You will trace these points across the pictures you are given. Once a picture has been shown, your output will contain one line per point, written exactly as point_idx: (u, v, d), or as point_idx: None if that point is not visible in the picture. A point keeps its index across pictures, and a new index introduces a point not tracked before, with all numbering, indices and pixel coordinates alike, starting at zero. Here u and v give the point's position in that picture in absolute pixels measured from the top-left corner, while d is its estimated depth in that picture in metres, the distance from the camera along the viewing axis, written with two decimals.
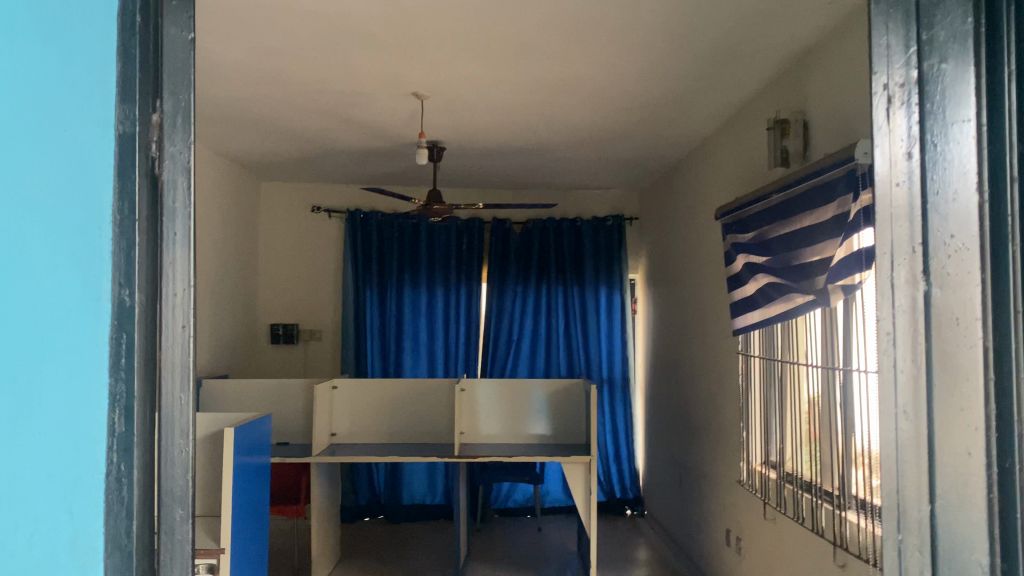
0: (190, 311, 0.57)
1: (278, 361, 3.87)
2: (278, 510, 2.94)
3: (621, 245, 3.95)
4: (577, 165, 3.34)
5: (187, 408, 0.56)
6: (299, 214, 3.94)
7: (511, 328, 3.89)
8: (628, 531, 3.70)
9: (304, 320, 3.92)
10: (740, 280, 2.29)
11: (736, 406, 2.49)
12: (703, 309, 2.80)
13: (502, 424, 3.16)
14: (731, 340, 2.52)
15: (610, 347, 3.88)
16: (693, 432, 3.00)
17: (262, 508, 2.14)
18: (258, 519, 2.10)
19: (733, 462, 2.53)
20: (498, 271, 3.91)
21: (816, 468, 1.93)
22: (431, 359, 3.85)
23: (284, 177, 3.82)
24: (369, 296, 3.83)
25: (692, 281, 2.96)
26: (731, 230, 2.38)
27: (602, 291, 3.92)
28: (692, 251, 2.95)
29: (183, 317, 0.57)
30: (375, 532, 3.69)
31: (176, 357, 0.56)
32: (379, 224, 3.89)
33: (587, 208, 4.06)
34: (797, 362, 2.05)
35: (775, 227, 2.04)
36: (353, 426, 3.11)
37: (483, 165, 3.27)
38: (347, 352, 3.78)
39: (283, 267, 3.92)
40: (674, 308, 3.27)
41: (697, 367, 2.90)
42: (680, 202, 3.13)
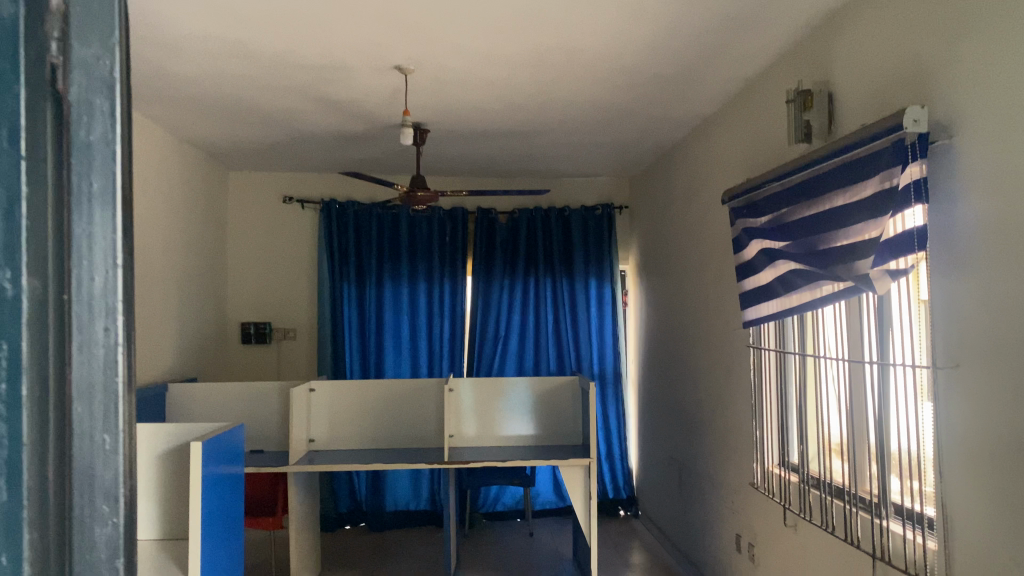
0: (116, 306, 0.37)
1: (251, 361, 3.65)
2: (254, 523, 2.73)
3: (610, 234, 3.79)
4: (567, 149, 3.16)
5: (114, 456, 0.37)
6: (270, 205, 3.71)
7: (498, 324, 3.69)
8: (623, 533, 3.53)
9: (278, 317, 3.70)
10: (752, 267, 2.12)
11: (747, 403, 2.32)
12: (707, 300, 2.64)
13: (491, 425, 2.97)
14: (740, 333, 2.35)
15: (601, 341, 3.71)
16: (695, 431, 2.84)
17: (238, 518, 1.94)
18: (232, 536, 1.88)
19: (744, 463, 2.36)
20: (483, 264, 3.72)
21: (848, 472, 1.77)
22: (413, 358, 3.64)
23: (253, 166, 3.59)
24: (347, 292, 3.62)
25: (692, 271, 2.80)
26: (741, 213, 2.20)
27: (593, 283, 3.75)
28: (693, 238, 2.78)
29: (109, 317, 0.37)
30: (357, 541, 3.48)
31: (93, 379, 0.36)
32: (356, 215, 3.68)
33: (575, 196, 3.88)
34: (821, 355, 1.89)
35: (798, 209, 1.87)
36: (332, 432, 2.89)
37: (468, 150, 3.07)
38: (324, 351, 3.57)
39: (253, 262, 3.69)
40: (671, 298, 3.11)
41: (700, 362, 2.74)
42: (678, 188, 2.97)
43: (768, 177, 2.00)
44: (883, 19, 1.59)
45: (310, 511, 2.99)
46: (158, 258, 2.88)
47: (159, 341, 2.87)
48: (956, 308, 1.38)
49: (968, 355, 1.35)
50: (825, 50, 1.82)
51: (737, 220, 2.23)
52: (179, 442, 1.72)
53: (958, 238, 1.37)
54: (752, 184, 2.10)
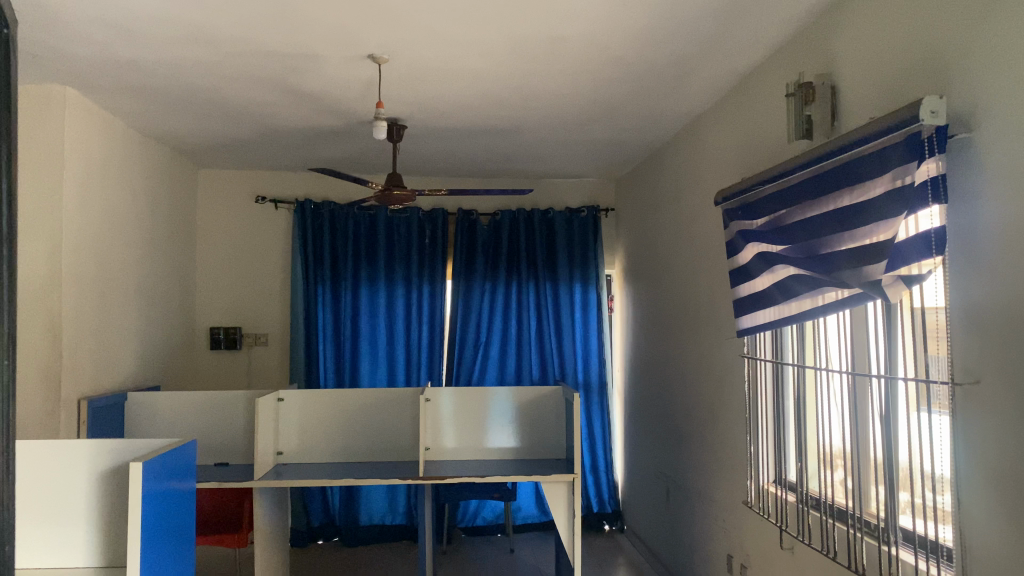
0: None
1: (219, 368, 3.49)
2: (218, 541, 2.58)
3: (595, 238, 3.66)
4: (551, 149, 3.03)
5: None
6: (242, 205, 3.56)
7: (479, 330, 3.55)
8: (608, 548, 3.40)
9: (248, 322, 3.54)
10: (747, 273, 2.00)
11: (741, 416, 2.20)
12: (698, 307, 2.51)
13: (470, 437, 2.82)
14: (734, 342, 2.23)
15: (586, 349, 3.58)
16: (684, 443, 2.71)
17: (190, 534, 1.79)
18: (184, 557, 1.74)
19: (737, 480, 2.24)
20: (464, 267, 3.58)
21: (851, 493, 1.65)
22: (390, 365, 3.50)
23: (224, 163, 3.43)
24: (321, 297, 3.47)
25: (682, 276, 2.67)
26: (735, 214, 2.08)
27: (577, 288, 3.62)
28: (682, 242, 2.65)
29: None
30: (330, 557, 3.33)
31: None
32: (332, 215, 3.53)
33: (560, 197, 3.75)
34: (822, 368, 1.76)
35: (798, 210, 1.75)
36: (305, 443, 2.74)
37: (448, 148, 2.94)
38: (297, 358, 3.42)
39: (224, 264, 3.53)
40: (658, 304, 2.99)
41: (689, 372, 2.62)
42: (667, 189, 2.85)
43: (766, 176, 1.88)
44: (893, 4, 1.47)
45: (280, 527, 2.83)
46: (119, 259, 2.72)
47: (119, 346, 2.71)
48: (977, 316, 1.26)
49: (991, 370, 1.22)
50: (827, 40, 1.70)
51: (732, 222, 2.10)
52: (120, 461, 1.58)
53: (981, 240, 1.25)
54: (748, 184, 1.98)
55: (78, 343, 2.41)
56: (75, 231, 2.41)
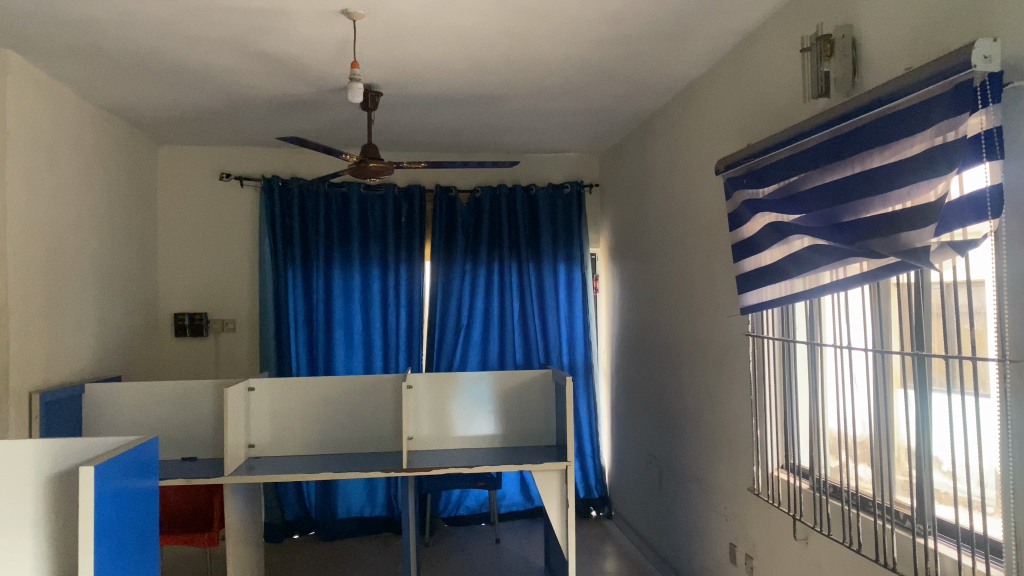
0: None
1: (185, 356, 3.30)
2: (186, 540, 2.41)
3: (580, 214, 3.52)
4: (535, 119, 2.87)
5: None
6: (205, 182, 3.35)
7: (459, 313, 3.40)
8: (597, 536, 3.28)
9: (215, 308, 3.35)
10: (755, 246, 1.87)
11: (745, 399, 2.07)
12: (694, 284, 2.38)
13: (455, 425, 2.68)
14: (736, 319, 2.10)
15: (572, 330, 3.45)
16: (678, 427, 2.59)
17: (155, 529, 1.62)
18: (149, 559, 1.58)
19: (740, 466, 2.12)
20: (443, 247, 3.42)
21: (878, 481, 1.53)
22: (367, 350, 3.34)
23: (185, 138, 3.22)
24: (292, 280, 3.29)
25: (676, 251, 2.54)
26: (740, 183, 1.94)
27: (561, 267, 3.48)
28: (677, 215, 2.51)
29: None
30: (307, 552, 3.17)
31: None
32: (302, 193, 3.35)
33: (541, 171, 3.59)
34: (840, 347, 1.64)
35: (815, 175, 1.62)
36: (278, 434, 2.58)
37: (427, 119, 2.77)
38: (267, 344, 3.24)
39: (187, 245, 3.33)
40: (650, 282, 2.85)
41: (685, 352, 2.49)
42: (658, 159, 2.70)
43: (777, 139, 1.74)
44: None
45: (253, 523, 2.67)
46: (72, 240, 2.52)
47: (74, 334, 2.52)
48: None
49: None
50: None
51: (736, 191, 1.97)
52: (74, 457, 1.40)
53: None
54: (755, 149, 1.84)
55: (28, 332, 2.22)
56: (21, 209, 2.21)
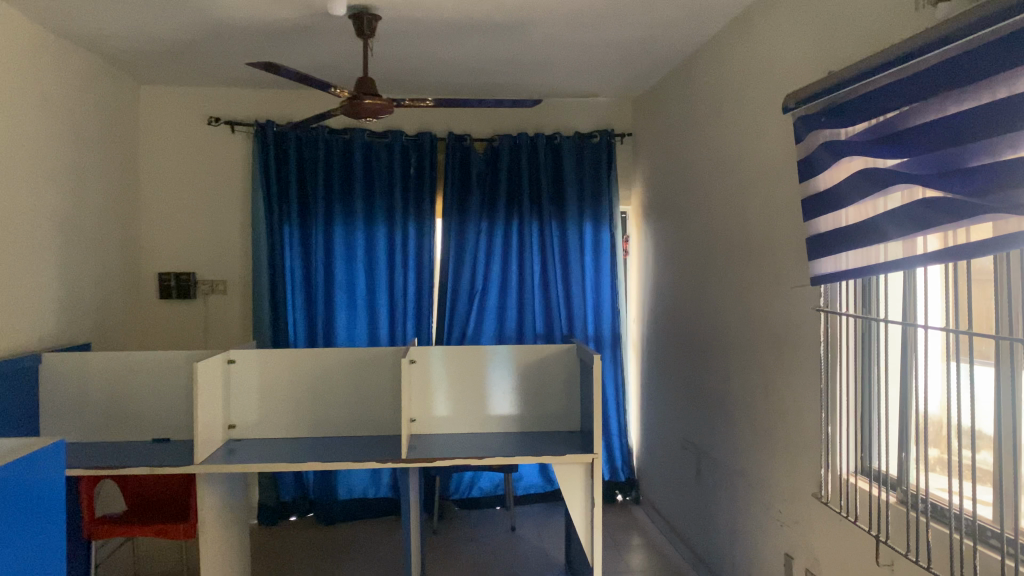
0: None
1: (172, 321, 3.00)
2: (157, 531, 2.13)
3: (609, 167, 3.14)
4: (561, 54, 2.48)
5: None
6: (192, 128, 3.01)
7: (473, 277, 3.06)
8: (623, 524, 2.97)
9: (204, 268, 3.03)
10: (836, 201, 1.51)
11: (809, 388, 1.72)
12: (751, 246, 2.01)
13: (464, 406, 2.35)
14: (803, 292, 1.73)
15: (598, 297, 3.10)
16: (723, 414, 2.25)
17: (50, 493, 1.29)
18: (50, 548, 1.28)
19: (802, 466, 1.77)
20: (456, 203, 3.06)
21: (1005, 511, 1.18)
22: (371, 318, 3.02)
23: (167, 77, 2.87)
24: (288, 238, 2.97)
25: (727, 209, 2.16)
26: (817, 122, 1.57)
27: (587, 228, 3.12)
28: (729, 165, 2.13)
29: None
30: (303, 537, 2.89)
31: None
32: (299, 141, 3.00)
33: (568, 117, 3.20)
34: (953, 330, 1.28)
35: (924, 109, 1.26)
36: (263, 415, 2.27)
37: (435, 51, 2.39)
38: (261, 309, 2.93)
39: (172, 199, 3.00)
40: (691, 245, 2.48)
41: (736, 327, 2.13)
42: (706, 100, 2.31)
43: (870, 64, 1.36)
44: None
45: (236, 511, 2.38)
46: (28, 189, 2.19)
47: (30, 298, 2.21)
48: None
49: None
50: None
51: (810, 133, 1.60)
52: None
53: None
54: (838, 79, 1.47)
55: None
56: None
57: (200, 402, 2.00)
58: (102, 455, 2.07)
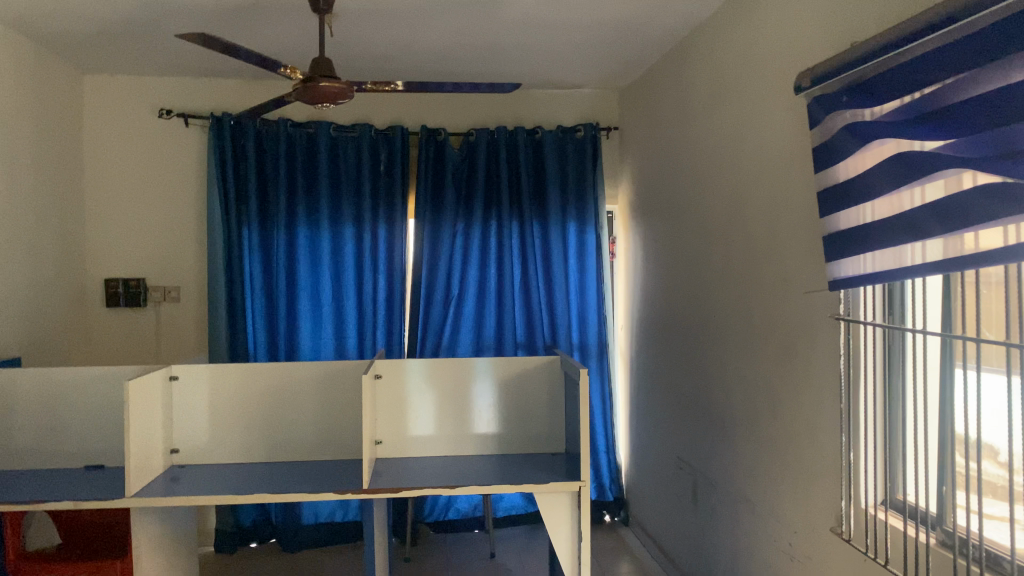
0: None
1: (119, 331, 2.76)
2: (92, 570, 1.87)
3: (595, 164, 2.93)
4: (543, 36, 2.27)
5: None
6: (141, 121, 2.77)
7: (449, 282, 2.84)
8: (612, 549, 2.75)
9: (155, 274, 2.78)
10: (864, 192, 1.30)
11: (827, 407, 1.51)
12: (756, 247, 1.80)
13: (436, 426, 2.12)
14: (819, 298, 1.52)
15: (582, 303, 2.89)
16: (722, 432, 2.04)
17: None
18: None
19: (818, 495, 1.56)
20: (429, 201, 2.84)
21: None
22: (338, 327, 2.79)
23: (113, 64, 2.63)
24: (247, 240, 2.73)
25: (728, 206, 1.95)
26: (837, 103, 1.37)
27: (571, 229, 2.91)
28: (730, 156, 1.92)
29: None
30: (263, 567, 2.64)
31: None
32: (258, 135, 2.76)
33: (550, 110, 2.99)
34: (1013, 346, 1.06)
35: (977, 82, 1.05)
36: (211, 438, 2.03)
37: (404, 32, 2.17)
38: (217, 319, 2.70)
39: (120, 198, 2.75)
40: (686, 247, 2.27)
41: (738, 336, 1.92)
42: (703, 86, 2.11)
43: (905, 31, 1.16)
44: None
45: (182, 546, 2.14)
46: None
47: None
48: None
49: None
50: None
51: (830, 115, 1.39)
52: None
53: None
54: (864, 51, 1.26)
55: None
56: None
57: (132, 431, 1.75)
58: (23, 486, 1.82)
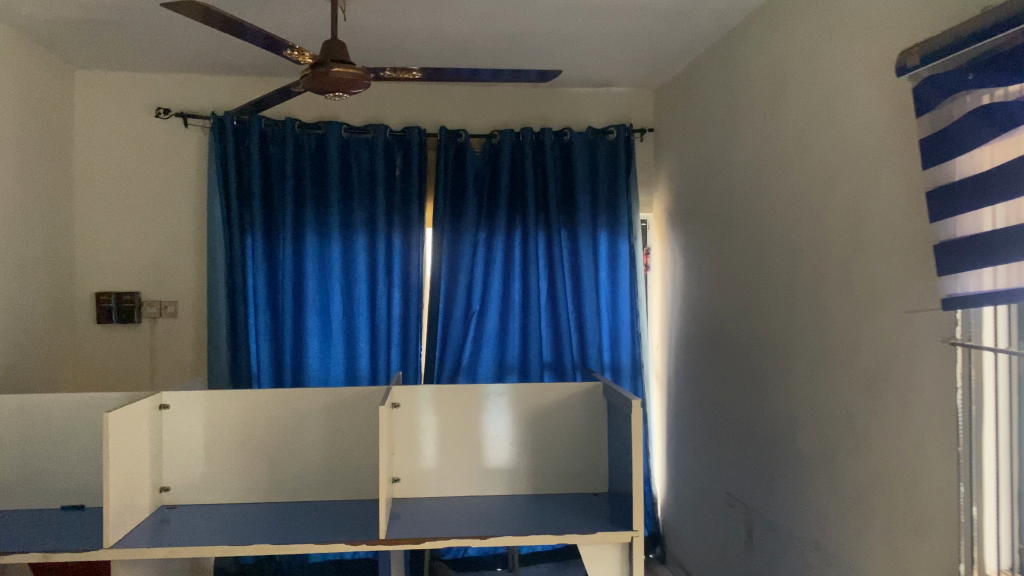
0: None
1: (112, 350, 2.53)
2: None
3: (628, 168, 2.70)
4: (579, 24, 2.04)
5: None
6: (136, 122, 2.55)
7: (469, 297, 2.61)
8: None
9: (150, 286, 2.56)
10: (999, 190, 1.06)
11: (936, 450, 1.26)
12: (835, 259, 1.56)
13: (458, 463, 1.89)
14: (925, 319, 1.28)
15: (614, 320, 2.66)
16: (786, 468, 1.80)
17: None
18: None
19: (922, 554, 1.31)
20: (449, 209, 2.61)
21: None
22: (349, 345, 2.56)
23: (107, 58, 2.42)
24: (251, 251, 2.51)
25: (796, 213, 1.71)
26: (959, 84, 1.13)
27: (602, 238, 2.68)
28: (800, 155, 1.68)
29: None
30: None
31: None
32: (263, 137, 2.54)
33: (579, 110, 2.76)
34: None
35: None
36: (205, 475, 1.80)
37: (425, 16, 1.95)
38: (217, 337, 2.47)
39: (114, 204, 2.53)
40: (738, 259, 2.03)
41: (808, 361, 1.68)
42: (761, 78, 1.87)
43: None
44: None
45: None
46: None
47: None
48: None
49: None
50: None
51: (950, 99, 1.16)
52: None
53: None
54: (993, 21, 1.02)
55: None
56: None
57: (114, 473, 1.51)
58: None
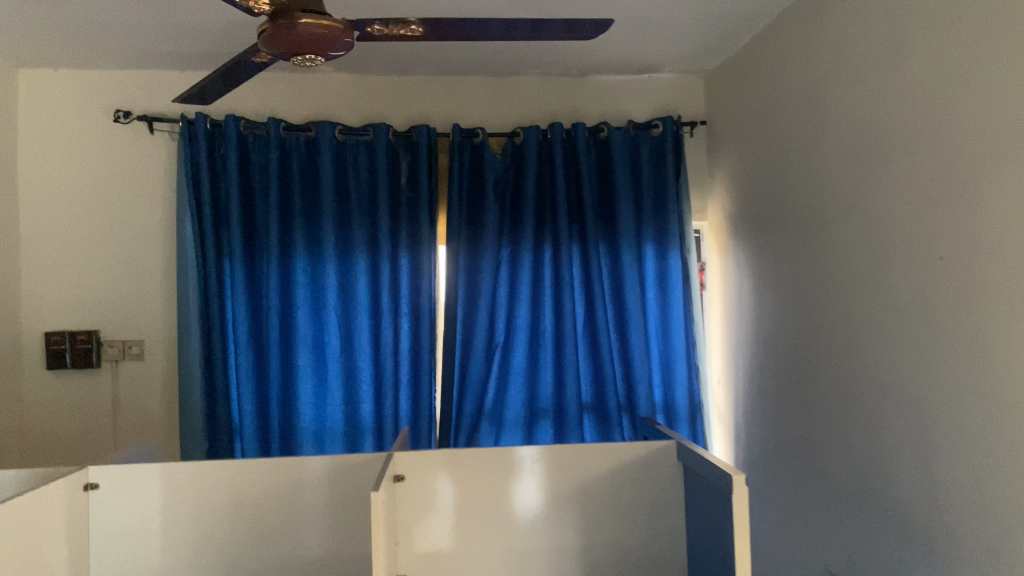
0: None
1: (65, 403, 2.11)
2: None
3: (678, 169, 2.27)
4: None
5: None
6: (92, 128, 2.15)
7: (491, 328, 2.17)
8: None
9: (111, 323, 2.14)
10: None
11: None
12: (1005, 267, 1.12)
13: (480, 549, 1.49)
14: None
15: (666, 350, 2.22)
16: (919, 550, 1.34)
17: None
18: None
19: None
20: (465, 223, 2.18)
21: None
22: (348, 389, 2.12)
23: (55, 53, 2.03)
24: (229, 279, 2.09)
25: (934, 206, 1.27)
26: None
27: (648, 253, 2.24)
28: (941, 125, 1.24)
29: None
30: None
31: None
32: (243, 143, 2.13)
33: (618, 104, 2.33)
34: None
35: None
36: (156, 568, 1.42)
37: None
38: (189, 385, 2.05)
39: (67, 228, 2.13)
40: (838, 271, 1.58)
41: (960, 408, 1.23)
42: (870, 36, 1.44)
43: None
44: None
45: None
46: None
47: None
48: None
49: None
50: None
51: None
52: None
53: None
54: None
55: None
56: None
57: None
58: None
